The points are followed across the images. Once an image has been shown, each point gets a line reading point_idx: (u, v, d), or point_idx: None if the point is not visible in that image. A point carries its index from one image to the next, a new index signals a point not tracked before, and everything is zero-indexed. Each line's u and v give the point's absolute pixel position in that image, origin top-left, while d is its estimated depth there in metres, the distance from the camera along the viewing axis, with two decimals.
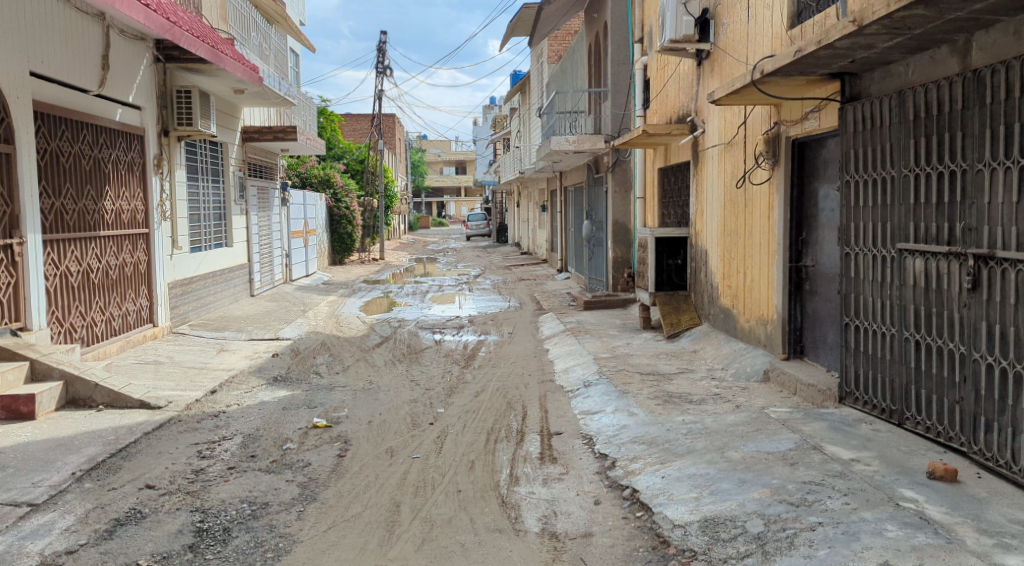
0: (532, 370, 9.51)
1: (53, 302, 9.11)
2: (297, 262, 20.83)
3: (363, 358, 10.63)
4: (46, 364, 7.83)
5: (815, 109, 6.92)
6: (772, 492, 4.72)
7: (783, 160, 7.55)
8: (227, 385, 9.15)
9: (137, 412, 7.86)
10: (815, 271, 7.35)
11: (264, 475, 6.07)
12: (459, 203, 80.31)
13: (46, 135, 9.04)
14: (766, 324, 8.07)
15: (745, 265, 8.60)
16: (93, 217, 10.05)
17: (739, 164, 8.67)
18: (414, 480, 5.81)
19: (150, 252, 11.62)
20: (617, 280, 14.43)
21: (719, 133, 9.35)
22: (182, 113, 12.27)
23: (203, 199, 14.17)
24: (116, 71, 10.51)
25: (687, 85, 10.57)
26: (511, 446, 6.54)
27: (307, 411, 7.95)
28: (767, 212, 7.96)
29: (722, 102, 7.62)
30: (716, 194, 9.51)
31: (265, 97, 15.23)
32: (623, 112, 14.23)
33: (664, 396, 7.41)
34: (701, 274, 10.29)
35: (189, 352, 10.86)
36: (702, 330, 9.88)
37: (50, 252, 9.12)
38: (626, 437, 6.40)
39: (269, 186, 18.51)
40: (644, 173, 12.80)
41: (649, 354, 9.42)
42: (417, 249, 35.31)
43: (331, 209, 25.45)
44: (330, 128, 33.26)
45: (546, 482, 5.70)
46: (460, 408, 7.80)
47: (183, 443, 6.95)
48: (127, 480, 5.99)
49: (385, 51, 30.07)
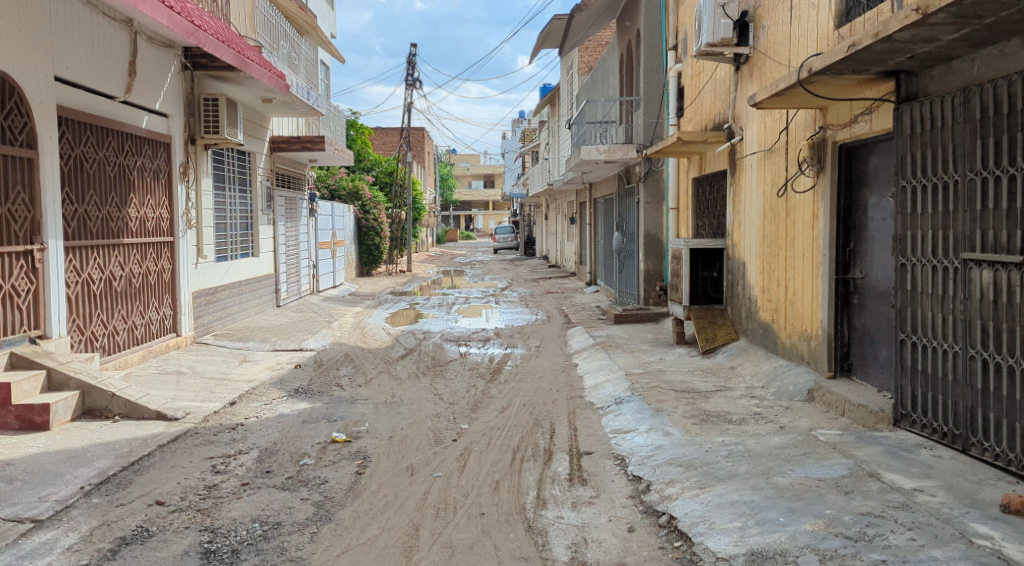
0: (561, 386, 9.14)
1: (73, 310, 8.90)
2: (325, 273, 20.64)
3: (387, 371, 10.33)
4: (63, 373, 7.60)
5: (866, 111, 6.55)
6: (826, 524, 4.32)
7: (829, 167, 7.17)
8: (247, 396, 8.90)
9: (154, 423, 7.59)
10: (865, 284, 6.94)
11: (278, 493, 5.77)
12: (488, 217, 80.14)
13: (70, 141, 8.83)
14: (810, 340, 7.66)
15: (787, 278, 8.21)
16: (117, 224, 9.87)
17: (781, 170, 8.28)
18: (435, 502, 5.46)
19: (174, 261, 11.43)
20: (649, 293, 14.02)
21: (758, 140, 8.97)
22: (209, 121, 12.06)
23: (230, 209, 14.04)
24: (143, 76, 10.34)
25: (724, 90, 10.20)
26: (538, 466, 6.18)
27: (327, 424, 7.67)
28: (811, 221, 7.57)
29: (764, 105, 7.25)
30: (755, 203, 9.12)
31: (293, 106, 15.07)
32: (656, 120, 13.84)
33: (701, 414, 7.04)
34: (739, 287, 9.87)
35: (210, 363, 10.62)
36: (740, 345, 9.50)
37: (72, 259, 8.92)
38: (661, 458, 6.02)
39: (297, 197, 18.36)
40: (678, 183, 12.49)
41: (683, 371, 9.03)
42: (444, 262, 35.07)
43: (359, 221, 25.32)
44: (359, 140, 32.89)
45: (576, 507, 5.33)
46: (486, 424, 7.47)
47: (197, 457, 6.66)
48: (137, 496, 5.69)
49: (415, 63, 29.94)
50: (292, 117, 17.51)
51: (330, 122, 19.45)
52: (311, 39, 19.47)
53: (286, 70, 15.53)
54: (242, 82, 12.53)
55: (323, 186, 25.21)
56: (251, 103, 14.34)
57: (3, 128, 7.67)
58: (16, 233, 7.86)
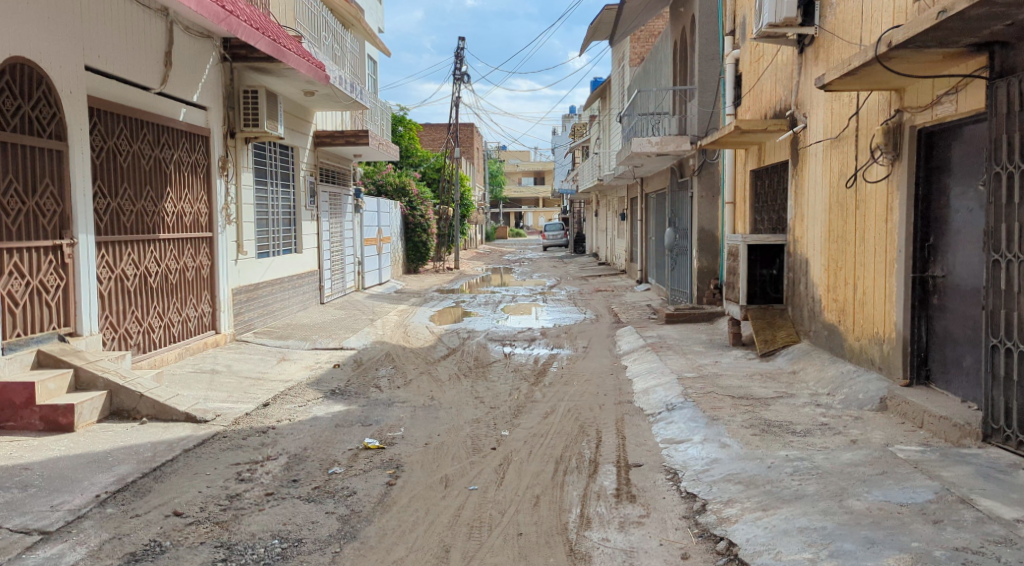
0: (608, 390, 8.62)
1: (106, 307, 8.67)
2: (370, 270, 20.38)
3: (427, 371, 9.94)
4: (90, 372, 7.31)
5: (950, 91, 5.96)
6: (913, 561, 3.78)
7: (906, 154, 6.57)
8: (282, 397, 8.59)
9: (182, 426, 7.28)
10: (946, 282, 6.32)
11: (302, 505, 5.38)
12: (537, 213, 79.61)
13: (102, 132, 8.60)
14: (882, 344, 7.05)
15: (856, 276, 7.60)
16: (152, 219, 9.62)
17: (850, 159, 7.68)
18: (469, 519, 5.02)
19: (212, 257, 11.19)
20: (702, 292, 13.42)
21: (824, 127, 8.36)
22: (249, 114, 11.82)
23: (273, 205, 13.82)
24: (180, 68, 10.11)
25: (787, 75, 9.57)
26: (582, 479, 5.68)
27: (361, 429, 7.30)
28: (885, 214, 6.96)
29: (833, 87, 6.69)
30: (820, 196, 8.50)
31: (336, 99, 14.75)
32: (711, 110, 13.22)
33: (761, 425, 6.50)
34: (801, 285, 9.25)
35: (247, 361, 10.35)
36: (802, 348, 8.89)
37: (105, 254, 8.69)
38: (717, 474, 5.48)
39: (341, 193, 18.11)
40: (734, 175, 11.86)
41: (740, 375, 8.45)
42: (493, 259, 34.65)
43: (406, 217, 25.09)
44: (408, 136, 32.70)
45: (623, 529, 4.84)
46: (527, 430, 7.00)
47: (222, 463, 6.30)
48: (154, 505, 5.33)
49: (463, 57, 29.55)
50: (336, 111, 17.27)
51: (376, 117, 19.18)
52: (357, 33, 19.19)
53: (329, 62, 15.22)
54: (282, 74, 12.26)
55: (370, 182, 24.96)
56: (292, 97, 14.10)
57: (31, 119, 7.45)
58: (44, 227, 7.63)
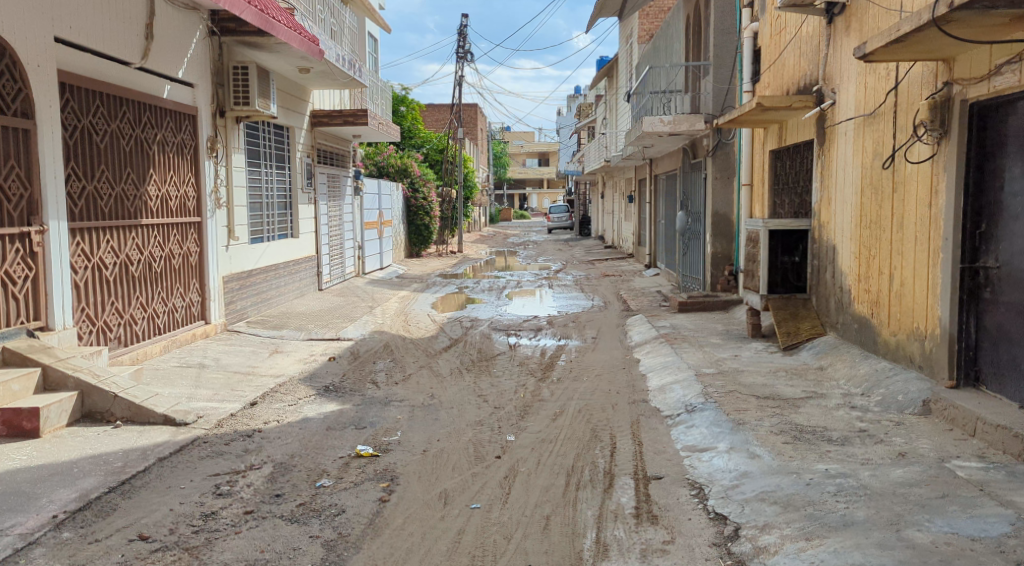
0: (621, 387, 8.01)
1: (83, 299, 8.07)
2: (371, 254, 19.74)
3: (428, 365, 9.36)
4: (59, 372, 6.71)
5: (1013, 59, 5.36)
6: None
7: (957, 132, 5.93)
8: (271, 395, 8.01)
9: (159, 429, 6.68)
10: (1001, 274, 5.70)
11: (284, 526, 4.79)
12: (542, 195, 78.90)
13: (75, 110, 7.93)
14: (924, 341, 6.43)
15: (893, 266, 6.98)
16: (134, 204, 8.99)
17: (888, 138, 7.03)
18: (471, 547, 4.47)
19: (201, 243, 10.58)
20: (716, 278, 12.81)
21: (856, 104, 7.70)
22: (239, 91, 11.18)
23: (267, 187, 13.18)
24: (163, 41, 9.46)
25: (814, 46, 8.89)
26: (597, 495, 5.10)
27: (354, 433, 6.72)
28: (929, 198, 6.32)
29: (875, 57, 6.04)
30: (851, 178, 7.85)
31: (333, 76, 14.05)
32: (727, 87, 12.56)
33: (792, 431, 5.90)
34: (827, 274, 8.61)
35: (237, 354, 9.76)
36: (828, 341, 8.28)
37: (81, 242, 8.08)
38: (749, 491, 4.88)
39: (340, 174, 17.45)
40: (752, 156, 11.20)
41: (764, 371, 7.85)
42: (497, 242, 33.95)
43: (408, 200, 24.45)
44: (410, 116, 32.00)
45: (646, 559, 4.27)
46: (534, 435, 6.42)
47: (199, 474, 5.70)
48: (117, 528, 4.75)
49: (465, 35, 28.76)
50: (335, 90, 16.62)
51: (376, 96, 18.48)
52: (356, 7, 18.44)
53: (327, 37, 14.50)
54: (275, 49, 11.59)
55: (371, 163, 24.27)
56: (286, 73, 13.42)
57: None
58: (9, 214, 7.02)
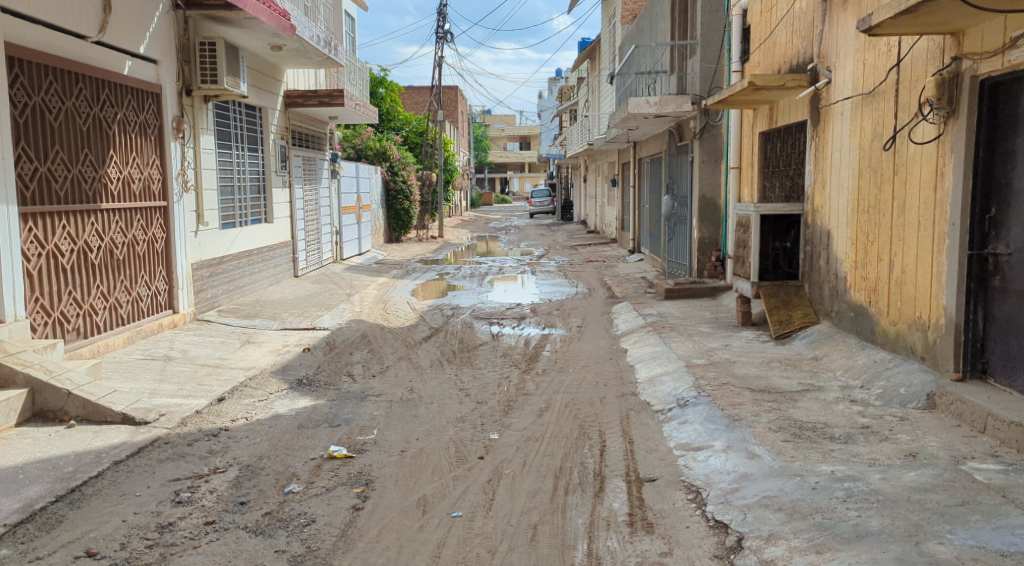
0: (609, 380, 7.66)
1: (37, 289, 7.59)
2: (349, 239, 19.26)
3: (406, 356, 8.97)
4: (7, 368, 6.25)
5: None
6: None
7: (966, 110, 5.59)
8: (240, 390, 7.58)
9: (117, 429, 6.24)
10: (1012, 260, 5.38)
11: (248, 539, 4.40)
12: (523, 179, 78.36)
13: (26, 87, 7.42)
14: (928, 330, 6.11)
15: (893, 251, 6.65)
16: (92, 186, 8.48)
17: (889, 117, 6.68)
18: (451, 561, 4.11)
19: (167, 229, 10.08)
20: (703, 264, 12.49)
21: (854, 81, 7.33)
22: (206, 68, 10.64)
23: (238, 171, 12.68)
24: (122, 14, 8.92)
25: (808, 22, 8.51)
26: (587, 501, 4.74)
27: (327, 431, 6.32)
28: (935, 180, 5.99)
29: (881, 29, 5.67)
30: (848, 159, 7.50)
31: (307, 55, 13.49)
32: (715, 66, 12.17)
33: (792, 428, 5.56)
34: (821, 260, 8.29)
35: (206, 345, 9.30)
36: (822, 330, 7.97)
37: (35, 228, 7.59)
38: (750, 495, 4.53)
39: (316, 157, 16.92)
40: (740, 137, 10.85)
41: (757, 361, 7.52)
42: (479, 227, 33.50)
43: (387, 183, 23.93)
44: (390, 98, 31.43)
45: None
46: (519, 433, 6.06)
47: (158, 479, 5.27)
48: (61, 544, 4.34)
49: (445, 15, 28.12)
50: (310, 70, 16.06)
51: (353, 77, 17.92)
52: None
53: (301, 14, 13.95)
54: (245, 25, 11.05)
55: (349, 145, 23.69)
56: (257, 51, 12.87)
57: None
58: None
